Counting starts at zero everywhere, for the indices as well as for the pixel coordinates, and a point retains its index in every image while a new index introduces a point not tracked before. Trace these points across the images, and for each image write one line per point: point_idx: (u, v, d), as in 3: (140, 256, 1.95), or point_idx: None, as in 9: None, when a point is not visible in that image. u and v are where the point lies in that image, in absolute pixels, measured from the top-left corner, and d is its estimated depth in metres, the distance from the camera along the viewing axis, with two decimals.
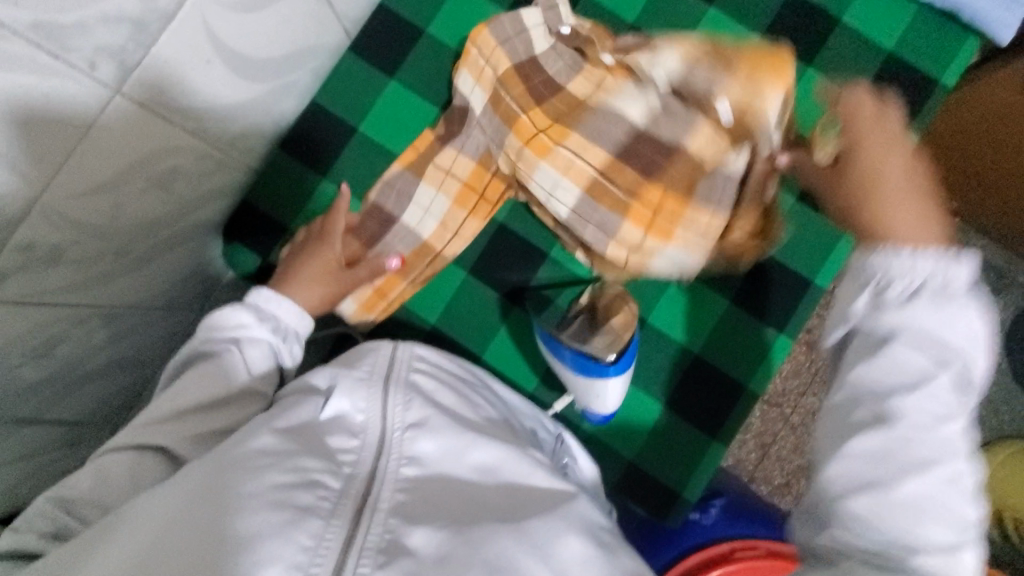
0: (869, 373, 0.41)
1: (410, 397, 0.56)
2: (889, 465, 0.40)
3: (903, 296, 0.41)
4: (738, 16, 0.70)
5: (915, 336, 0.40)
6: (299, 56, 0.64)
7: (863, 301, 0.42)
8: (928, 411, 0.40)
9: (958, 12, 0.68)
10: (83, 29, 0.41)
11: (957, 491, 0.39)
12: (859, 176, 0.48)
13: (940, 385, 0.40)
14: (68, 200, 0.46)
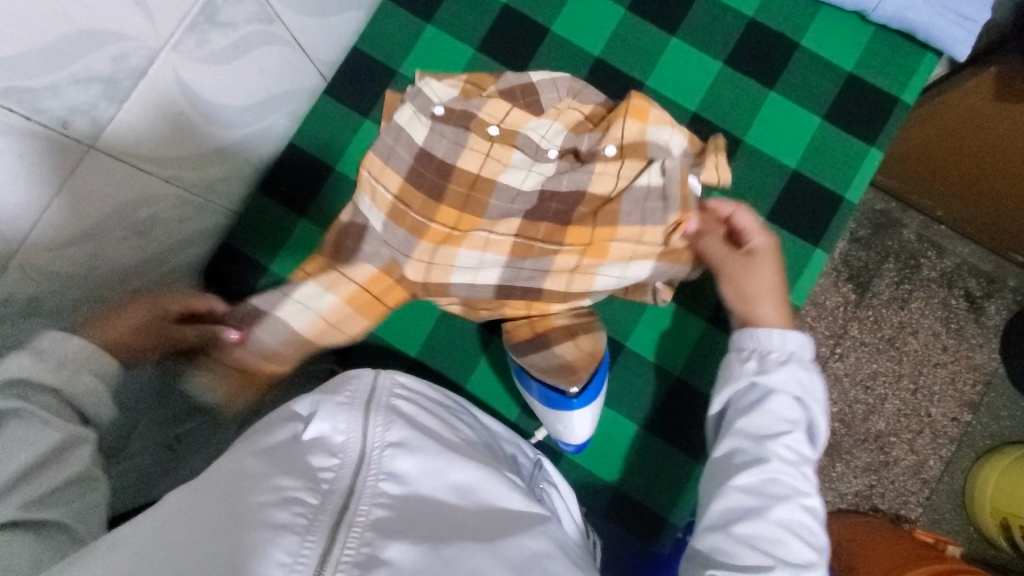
0: (750, 421, 0.56)
1: (391, 419, 0.53)
2: (763, 498, 0.52)
3: (776, 361, 0.57)
4: (700, 46, 0.72)
5: (785, 394, 0.56)
6: (273, 101, 0.68)
7: (750, 364, 0.58)
8: (793, 452, 0.54)
9: (914, 32, 0.69)
10: (53, 90, 0.44)
11: (810, 520, 0.52)
12: (741, 271, 0.62)
13: (799, 434, 0.55)
14: (42, 254, 0.51)
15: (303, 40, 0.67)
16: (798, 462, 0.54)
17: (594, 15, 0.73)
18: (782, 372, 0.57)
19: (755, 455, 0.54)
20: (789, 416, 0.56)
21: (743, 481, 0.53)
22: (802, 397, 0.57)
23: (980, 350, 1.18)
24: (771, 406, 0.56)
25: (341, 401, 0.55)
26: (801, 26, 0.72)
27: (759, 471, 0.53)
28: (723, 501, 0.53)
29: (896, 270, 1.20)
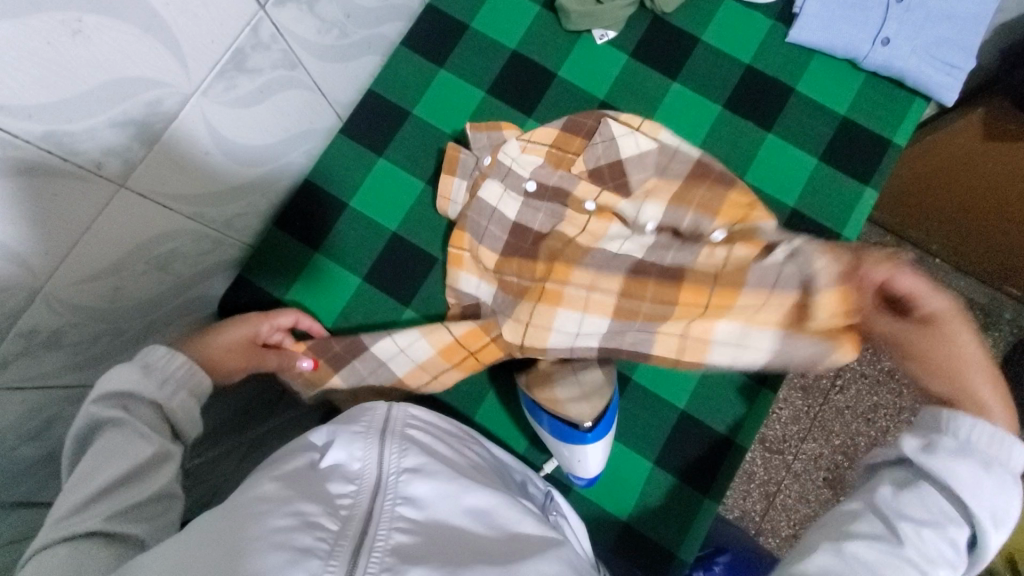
0: (955, 480, 0.43)
1: (406, 446, 0.54)
2: (886, 574, 0.41)
3: (959, 444, 0.45)
4: (700, 90, 0.75)
5: (999, 482, 0.43)
6: (291, 141, 0.70)
7: (914, 439, 0.46)
8: (958, 522, 0.43)
9: (903, 79, 0.73)
10: (90, 135, 0.46)
11: None
12: (938, 351, 0.50)
13: (955, 536, 0.43)
14: (67, 288, 0.53)
15: (323, 84, 0.70)
16: (967, 527, 0.43)
17: (599, 61, 0.76)
18: (968, 443, 0.45)
19: (926, 516, 0.43)
20: (980, 458, 0.44)
21: (932, 519, 0.43)
22: (1005, 460, 0.44)
23: None
24: (947, 465, 0.44)
25: (357, 430, 0.57)
26: (796, 72, 0.75)
27: (923, 514, 0.43)
28: (845, 541, 0.43)
29: None
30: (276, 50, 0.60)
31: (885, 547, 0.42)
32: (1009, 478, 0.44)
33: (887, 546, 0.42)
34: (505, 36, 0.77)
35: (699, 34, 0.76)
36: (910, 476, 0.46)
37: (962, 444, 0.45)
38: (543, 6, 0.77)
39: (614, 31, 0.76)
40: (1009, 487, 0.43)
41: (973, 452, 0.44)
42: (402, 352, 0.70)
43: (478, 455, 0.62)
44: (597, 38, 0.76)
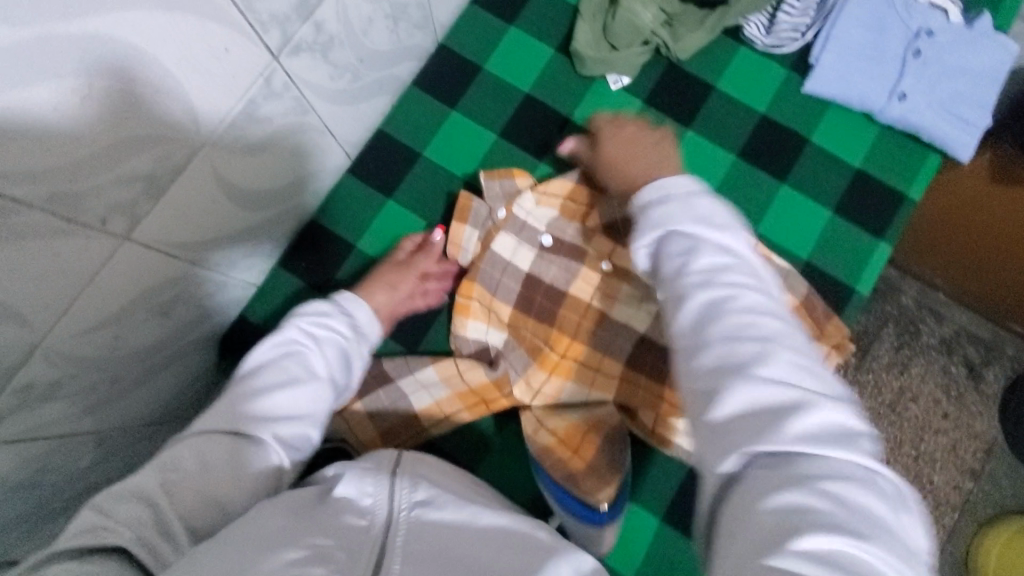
0: (721, 353, 0.44)
1: (416, 480, 0.53)
2: (773, 430, 0.39)
3: (687, 245, 0.50)
4: (714, 138, 0.75)
5: (718, 268, 0.48)
6: (299, 182, 0.69)
7: (698, 294, 0.47)
8: (786, 346, 0.44)
9: (919, 133, 0.72)
10: (96, 192, 0.45)
11: (821, 405, 0.40)
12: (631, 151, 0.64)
13: (752, 299, 0.46)
14: (68, 340, 0.51)
15: (334, 125, 0.69)
16: (776, 339, 0.44)
17: (613, 106, 0.76)
18: (668, 222, 0.51)
19: (777, 381, 0.42)
20: (725, 295, 0.46)
21: (776, 406, 0.40)
22: (704, 250, 0.49)
23: (980, 418, 1.18)
24: (740, 336, 0.44)
25: (366, 467, 0.55)
26: (811, 123, 0.75)
27: (762, 396, 0.41)
28: (783, 491, 0.37)
29: (896, 335, 1.21)
30: (288, 97, 0.59)
31: (760, 392, 0.41)
32: (750, 299, 0.46)
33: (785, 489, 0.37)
34: (519, 78, 0.76)
35: (713, 82, 0.76)
36: (713, 373, 0.43)
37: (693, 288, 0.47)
38: (558, 50, 0.77)
39: (628, 77, 0.75)
40: (751, 287, 0.47)
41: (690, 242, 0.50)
42: (418, 388, 0.69)
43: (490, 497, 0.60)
44: (612, 83, 0.76)
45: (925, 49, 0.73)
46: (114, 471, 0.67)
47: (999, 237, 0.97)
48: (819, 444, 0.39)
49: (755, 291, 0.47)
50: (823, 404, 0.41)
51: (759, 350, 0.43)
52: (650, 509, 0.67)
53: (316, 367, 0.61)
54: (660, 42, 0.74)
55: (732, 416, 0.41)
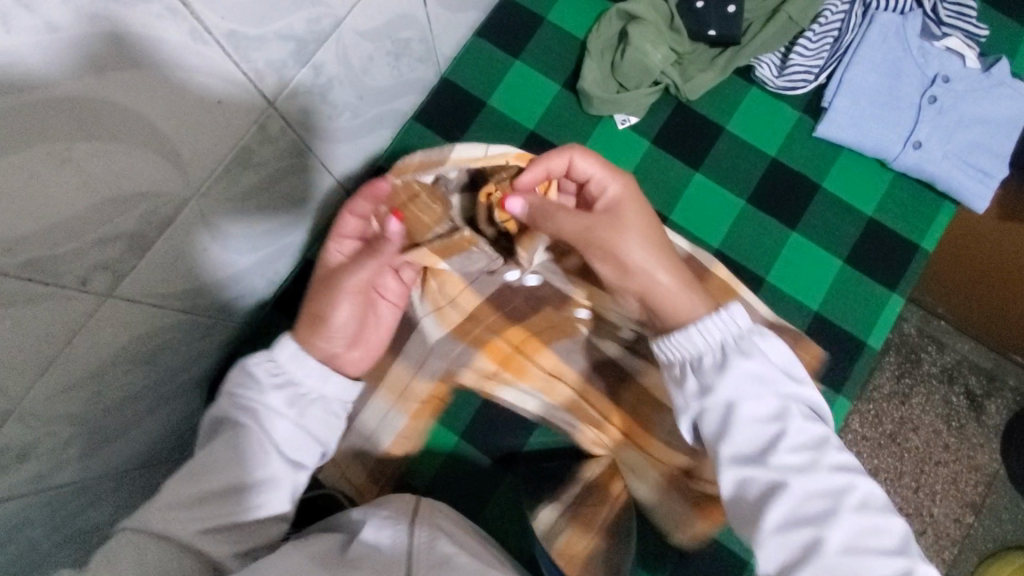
0: (752, 465, 0.48)
1: (436, 533, 0.51)
2: (807, 526, 0.45)
3: (714, 365, 0.51)
4: (723, 182, 0.72)
5: (743, 389, 0.50)
6: (293, 223, 0.67)
7: (695, 387, 0.51)
8: (848, 472, 0.47)
9: (933, 182, 0.71)
10: (76, 254, 0.42)
11: (855, 493, 0.47)
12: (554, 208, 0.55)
13: (790, 418, 0.49)
14: (46, 400, 0.48)
15: (332, 164, 0.67)
16: (820, 446, 0.48)
17: (620, 147, 0.73)
18: (749, 349, 0.51)
19: (822, 501, 0.46)
20: (769, 411, 0.49)
21: (814, 513, 0.46)
22: (759, 377, 0.50)
23: (981, 450, 1.16)
24: (776, 454, 0.47)
25: (385, 515, 0.53)
26: (823, 168, 0.72)
27: (800, 514, 0.46)
28: (793, 538, 0.45)
29: (897, 364, 1.19)
30: (284, 141, 0.56)
31: (794, 496, 0.46)
32: (799, 412, 0.49)
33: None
34: (523, 115, 0.74)
35: (724, 123, 0.74)
36: (760, 492, 0.48)
37: (719, 398, 0.50)
38: (564, 87, 0.75)
39: (636, 116, 0.73)
40: (791, 401, 0.50)
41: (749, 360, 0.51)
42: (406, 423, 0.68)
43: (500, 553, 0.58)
44: (619, 123, 0.73)
45: (941, 96, 0.71)
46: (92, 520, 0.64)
47: (1000, 274, 0.95)
48: (857, 551, 0.44)
49: (800, 403, 0.50)
50: (856, 491, 0.47)
51: (794, 467, 0.47)
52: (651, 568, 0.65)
53: (295, 433, 0.56)
54: (670, 82, 0.72)
55: (784, 540, 0.46)
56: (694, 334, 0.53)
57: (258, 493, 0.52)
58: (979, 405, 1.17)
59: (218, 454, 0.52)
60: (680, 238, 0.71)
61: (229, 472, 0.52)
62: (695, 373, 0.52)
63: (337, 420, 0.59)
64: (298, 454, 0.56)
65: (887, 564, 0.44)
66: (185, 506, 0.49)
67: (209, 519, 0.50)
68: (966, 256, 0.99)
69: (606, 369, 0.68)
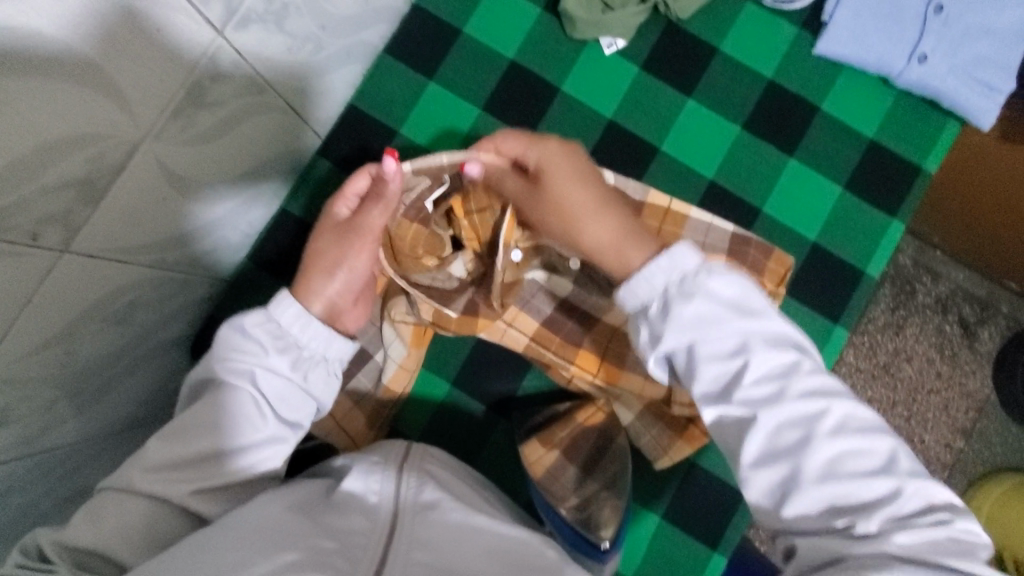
0: (715, 399, 0.47)
1: (423, 480, 0.53)
2: (784, 458, 0.44)
3: (660, 306, 0.49)
4: (716, 107, 0.68)
5: (701, 324, 0.48)
6: (262, 169, 0.63)
7: (646, 334, 0.50)
8: (821, 394, 0.46)
9: (938, 99, 0.67)
10: (22, 207, 0.39)
11: (830, 415, 0.45)
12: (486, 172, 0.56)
13: (752, 348, 0.47)
14: (12, 364, 0.46)
15: (297, 103, 0.62)
16: (789, 372, 0.46)
17: (606, 75, 0.69)
18: (694, 289, 0.48)
19: (794, 431, 0.45)
20: (729, 347, 0.47)
21: (790, 443, 0.44)
22: (715, 313, 0.47)
23: (973, 376, 1.17)
24: (740, 390, 0.46)
25: (373, 463, 0.55)
26: (822, 89, 0.68)
27: (775, 446, 0.45)
28: (780, 478, 0.44)
29: (893, 296, 1.18)
30: (241, 77, 0.52)
31: (761, 428, 0.45)
32: (763, 342, 0.47)
33: (806, 511, 0.43)
34: (502, 44, 0.69)
35: (717, 44, 0.69)
36: (731, 429, 0.47)
37: (673, 343, 0.48)
38: (545, 9, 0.69)
39: (623, 39, 0.68)
40: (751, 329, 0.47)
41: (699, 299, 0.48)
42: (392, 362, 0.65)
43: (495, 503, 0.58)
44: (605, 48, 0.68)
45: (949, 4, 0.66)
46: (82, 482, 0.63)
47: (997, 199, 0.93)
48: (835, 476, 0.43)
49: (763, 334, 0.48)
50: (830, 413, 0.45)
51: (760, 399, 0.46)
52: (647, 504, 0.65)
53: (292, 396, 0.53)
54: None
55: (758, 464, 0.45)
56: (645, 276, 0.50)
57: (251, 454, 0.52)
58: (973, 332, 1.17)
59: (207, 413, 0.50)
60: (671, 171, 0.68)
61: (222, 434, 0.51)
62: (649, 317, 0.50)
63: (336, 381, 0.56)
64: (294, 415, 0.54)
65: (871, 483, 0.43)
66: (170, 469, 0.49)
67: (195, 483, 0.49)
68: (965, 181, 0.96)
69: (598, 311, 0.65)
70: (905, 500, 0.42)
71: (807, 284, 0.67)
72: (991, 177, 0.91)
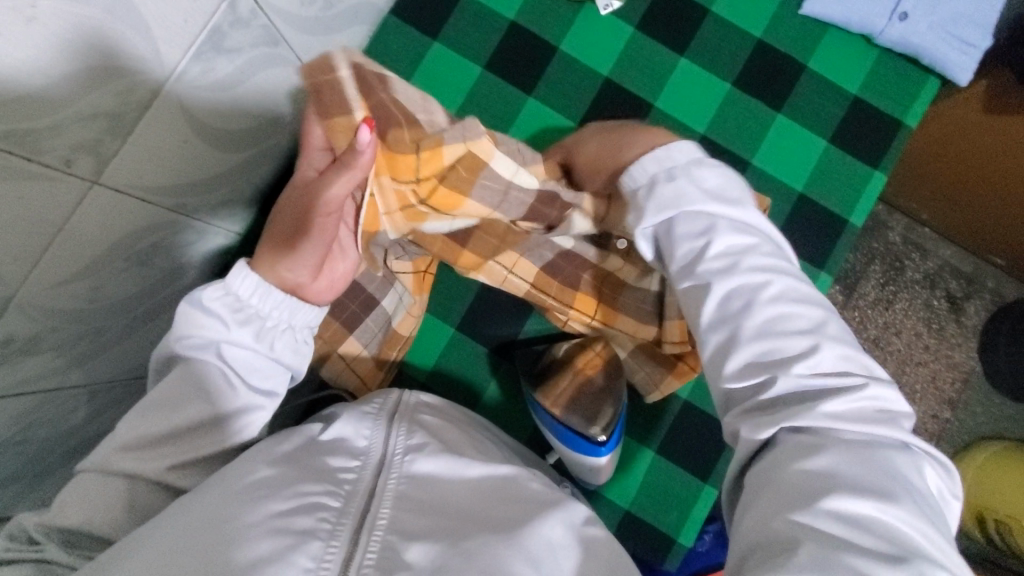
0: (681, 261, 0.50)
1: (413, 425, 0.54)
2: (733, 322, 0.46)
3: (646, 191, 0.52)
4: (708, 65, 0.72)
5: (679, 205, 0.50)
6: (274, 122, 0.66)
7: (632, 210, 0.52)
8: (789, 301, 0.46)
9: (918, 56, 0.70)
10: (56, 129, 0.42)
11: (786, 298, 0.46)
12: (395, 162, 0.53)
13: (721, 228, 0.49)
14: (42, 293, 0.48)
15: (308, 58, 0.65)
16: (751, 249, 0.49)
17: (604, 34, 0.72)
18: (676, 175, 0.51)
19: (742, 298, 0.46)
20: (700, 227, 0.50)
21: (738, 307, 0.46)
22: (692, 197, 0.50)
23: (960, 346, 1.20)
24: (703, 262, 0.48)
25: (366, 411, 0.56)
26: (808, 48, 0.72)
27: (725, 310, 0.47)
28: (729, 343, 0.46)
29: (881, 272, 1.21)
30: (257, 25, 0.54)
31: (711, 292, 0.47)
32: (730, 226, 0.50)
33: (745, 365, 0.45)
34: (503, 5, 0.72)
35: (708, 5, 0.72)
36: (689, 296, 0.49)
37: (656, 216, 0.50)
38: None
39: (619, 1, 0.71)
40: (724, 214, 0.50)
41: (680, 192, 0.50)
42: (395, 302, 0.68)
43: (493, 442, 0.62)
44: (601, 8, 0.71)
45: None
46: (100, 427, 0.66)
47: (979, 169, 0.95)
48: (774, 334, 0.45)
49: (733, 221, 0.50)
50: (783, 295, 0.47)
51: (720, 271, 0.48)
52: (644, 443, 0.69)
53: (259, 363, 0.54)
54: None
55: (712, 327, 0.47)
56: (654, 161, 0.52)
57: (228, 426, 0.52)
58: (959, 302, 1.21)
59: (178, 387, 0.50)
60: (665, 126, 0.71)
61: (196, 405, 0.51)
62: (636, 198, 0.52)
63: (305, 348, 0.57)
64: (263, 384, 0.54)
65: (861, 425, 0.42)
66: (144, 446, 0.49)
67: (175, 457, 0.50)
68: (946, 151, 0.98)
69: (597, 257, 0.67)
70: (824, 358, 0.44)
71: (794, 235, 0.71)
72: (969, 146, 0.93)
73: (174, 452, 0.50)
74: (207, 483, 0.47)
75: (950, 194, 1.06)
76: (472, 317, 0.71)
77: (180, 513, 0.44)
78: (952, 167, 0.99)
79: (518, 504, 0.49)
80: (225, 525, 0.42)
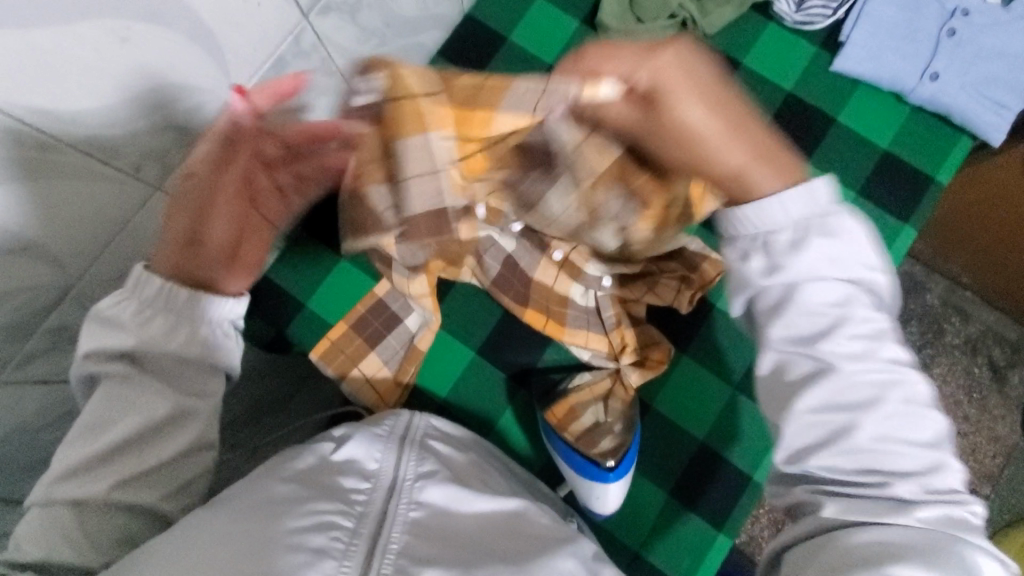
0: (802, 311, 0.45)
1: (424, 454, 0.55)
2: (847, 400, 0.44)
3: (789, 244, 0.45)
4: None
5: (828, 269, 0.45)
6: None
7: (757, 263, 0.47)
8: (915, 405, 0.44)
9: (950, 114, 0.71)
10: (129, 139, 0.47)
11: (908, 389, 0.44)
12: (747, 124, 0.46)
13: (858, 298, 0.45)
14: (99, 286, 0.52)
15: None
16: (882, 332, 0.45)
17: None
18: (833, 232, 0.45)
19: (869, 390, 0.44)
20: (836, 295, 0.45)
21: (852, 396, 0.44)
22: (847, 250, 0.45)
23: (1003, 420, 1.14)
24: (831, 340, 0.44)
25: (377, 433, 0.57)
26: (839, 101, 0.73)
27: (840, 398, 0.44)
28: (827, 427, 0.44)
29: (920, 334, 1.17)
30: (317, 58, 0.59)
31: (825, 378, 0.44)
32: (869, 302, 0.45)
33: (846, 467, 0.44)
34: (543, 51, 0.76)
35: (740, 59, 0.75)
36: (779, 400, 0.47)
37: (790, 276, 0.45)
38: (583, 23, 0.77)
39: None
40: (868, 285, 0.46)
41: (834, 244, 0.45)
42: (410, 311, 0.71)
43: (504, 473, 0.61)
44: None
45: (961, 28, 0.72)
46: None
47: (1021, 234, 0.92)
48: (887, 439, 0.43)
49: (869, 291, 0.46)
50: (904, 377, 0.45)
51: (849, 354, 0.45)
52: (657, 483, 0.68)
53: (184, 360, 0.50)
54: (687, 15, 0.73)
55: (816, 402, 0.44)
56: (769, 207, 0.46)
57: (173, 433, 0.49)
58: (1004, 373, 1.15)
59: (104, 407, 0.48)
60: None
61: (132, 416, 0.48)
62: (767, 250, 0.47)
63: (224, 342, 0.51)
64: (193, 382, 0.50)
65: (919, 453, 0.43)
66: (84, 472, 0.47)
67: (121, 472, 0.47)
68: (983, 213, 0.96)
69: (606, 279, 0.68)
70: (940, 475, 0.43)
71: None
72: (1005, 209, 0.91)
73: (115, 466, 0.47)
74: (227, 494, 0.47)
75: (990, 257, 1.03)
76: (495, 342, 0.72)
77: (192, 520, 0.45)
78: (989, 227, 0.97)
79: (530, 534, 0.49)
80: (256, 530, 0.43)
